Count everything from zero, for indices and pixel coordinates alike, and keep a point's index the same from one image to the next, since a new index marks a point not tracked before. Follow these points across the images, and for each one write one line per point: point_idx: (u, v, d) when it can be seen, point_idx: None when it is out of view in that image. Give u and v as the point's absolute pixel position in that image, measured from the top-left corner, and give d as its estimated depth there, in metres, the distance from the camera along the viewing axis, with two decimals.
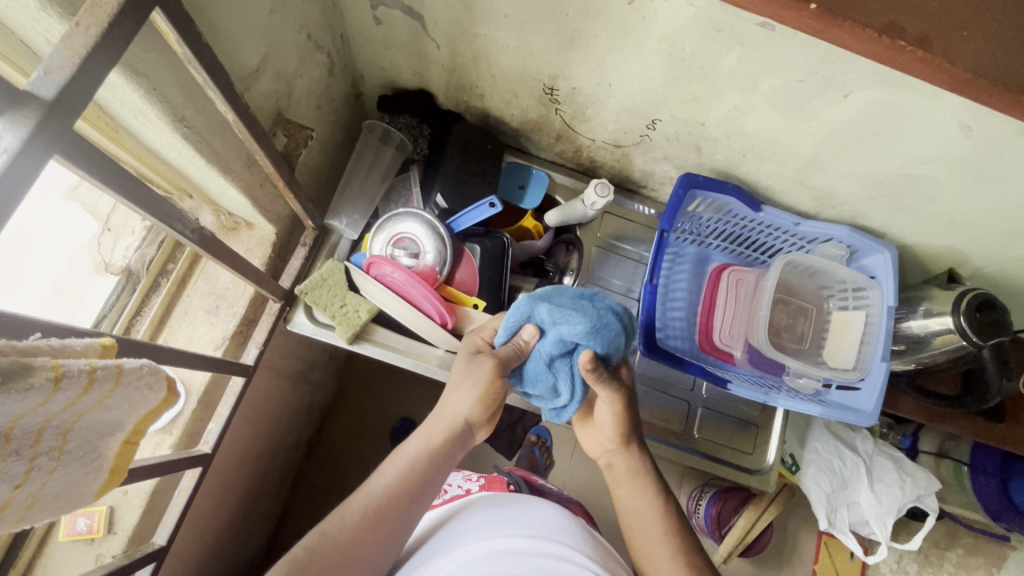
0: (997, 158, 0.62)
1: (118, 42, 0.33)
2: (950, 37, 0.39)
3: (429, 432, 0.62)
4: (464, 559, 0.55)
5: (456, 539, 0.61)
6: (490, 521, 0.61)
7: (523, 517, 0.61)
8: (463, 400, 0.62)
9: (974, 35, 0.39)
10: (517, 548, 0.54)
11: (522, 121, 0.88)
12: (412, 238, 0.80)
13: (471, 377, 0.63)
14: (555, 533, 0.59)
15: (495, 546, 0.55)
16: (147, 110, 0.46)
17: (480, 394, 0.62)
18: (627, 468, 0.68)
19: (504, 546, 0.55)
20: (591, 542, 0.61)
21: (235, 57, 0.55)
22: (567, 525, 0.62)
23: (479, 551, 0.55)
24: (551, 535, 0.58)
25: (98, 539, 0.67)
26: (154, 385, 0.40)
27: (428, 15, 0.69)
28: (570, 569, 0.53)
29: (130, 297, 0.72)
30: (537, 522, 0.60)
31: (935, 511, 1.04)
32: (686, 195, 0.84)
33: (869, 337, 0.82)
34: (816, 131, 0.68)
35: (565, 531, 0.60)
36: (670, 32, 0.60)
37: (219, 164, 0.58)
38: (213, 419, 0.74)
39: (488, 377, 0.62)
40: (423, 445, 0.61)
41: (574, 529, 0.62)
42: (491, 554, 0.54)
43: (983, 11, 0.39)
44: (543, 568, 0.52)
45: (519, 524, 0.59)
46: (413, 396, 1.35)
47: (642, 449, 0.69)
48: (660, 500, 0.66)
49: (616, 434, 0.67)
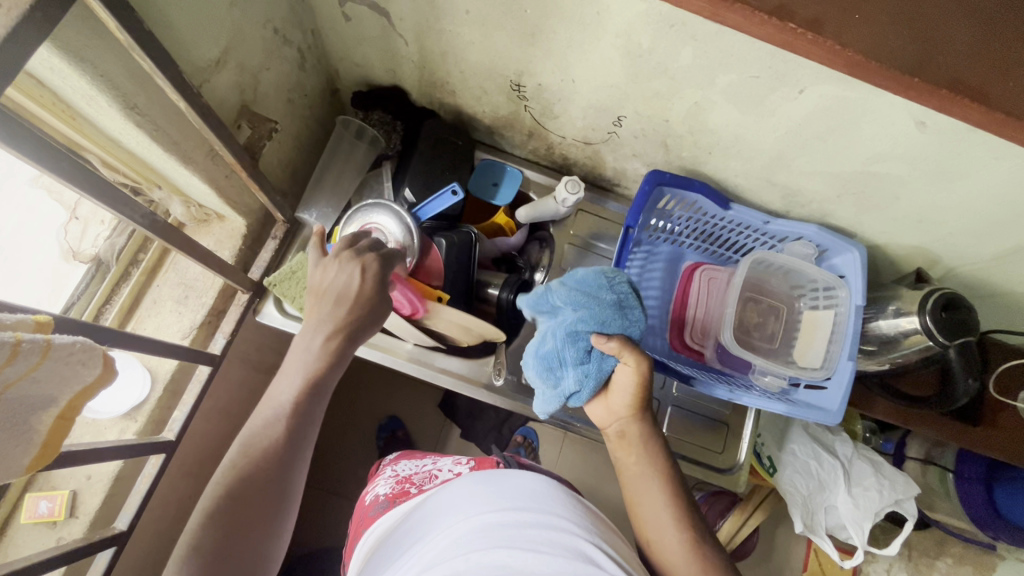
0: (951, 156, 0.61)
1: (42, 24, 0.35)
2: (845, 20, 0.35)
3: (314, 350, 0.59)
4: (454, 534, 0.55)
5: (444, 515, 0.60)
6: (480, 493, 0.61)
7: (511, 487, 0.61)
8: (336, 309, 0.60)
9: (872, 18, 0.35)
10: (510, 520, 0.55)
11: (494, 119, 0.88)
12: (379, 229, 0.81)
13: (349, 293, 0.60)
14: (546, 500, 0.59)
15: (488, 520, 0.55)
16: (97, 96, 0.47)
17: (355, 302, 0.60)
18: (638, 436, 0.65)
19: (495, 519, 0.55)
20: (582, 510, 0.61)
21: (190, 48, 0.56)
22: (554, 492, 0.62)
23: (471, 525, 0.55)
24: (541, 504, 0.58)
25: (60, 523, 0.68)
26: (87, 361, 0.42)
27: (394, 11, 0.70)
28: (564, 536, 0.54)
29: (99, 286, 0.73)
30: (525, 491, 0.60)
31: (913, 516, 1.01)
32: (654, 191, 0.83)
33: (837, 336, 0.82)
34: (776, 127, 0.68)
35: (554, 499, 0.60)
36: (624, 28, 0.60)
37: (178, 153, 0.59)
38: (179, 407, 0.75)
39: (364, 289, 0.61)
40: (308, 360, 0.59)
41: (562, 496, 0.62)
42: (483, 528, 0.54)
43: None
44: (536, 539, 0.53)
45: (510, 495, 0.59)
46: (399, 395, 1.35)
47: (653, 421, 0.66)
48: (665, 472, 0.63)
49: (632, 402, 0.64)
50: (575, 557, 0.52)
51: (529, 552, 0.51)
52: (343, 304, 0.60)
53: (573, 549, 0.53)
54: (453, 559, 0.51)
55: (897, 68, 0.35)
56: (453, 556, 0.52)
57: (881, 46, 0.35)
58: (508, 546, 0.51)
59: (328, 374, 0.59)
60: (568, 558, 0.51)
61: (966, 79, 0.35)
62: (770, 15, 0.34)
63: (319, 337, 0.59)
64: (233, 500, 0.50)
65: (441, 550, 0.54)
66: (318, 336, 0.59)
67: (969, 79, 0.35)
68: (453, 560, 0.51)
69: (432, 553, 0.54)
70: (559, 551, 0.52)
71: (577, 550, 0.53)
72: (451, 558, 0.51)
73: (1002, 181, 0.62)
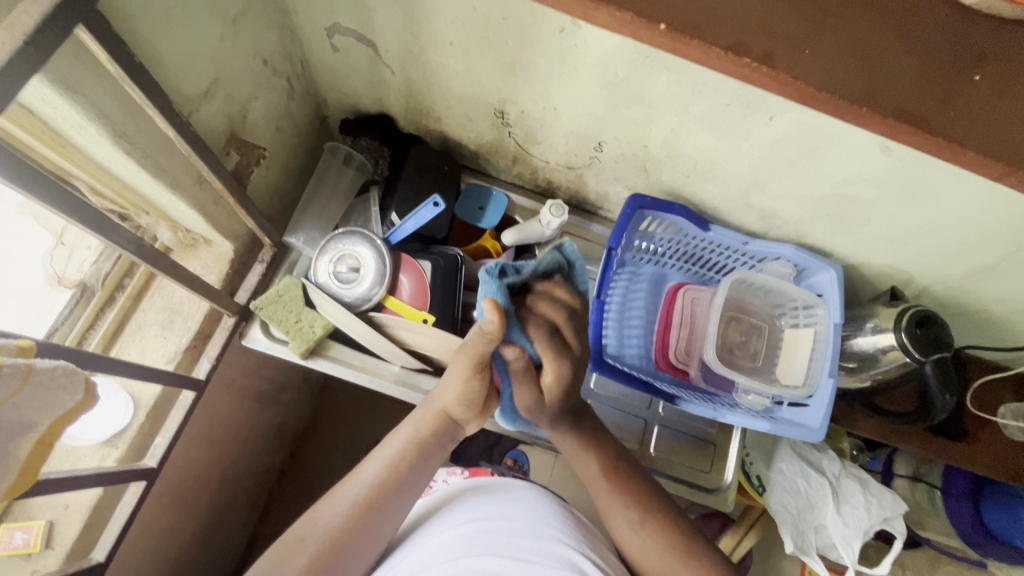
0: (918, 178, 0.63)
1: (34, 59, 0.37)
2: (795, 54, 0.37)
3: (417, 425, 0.63)
4: (447, 540, 0.55)
5: (439, 523, 0.60)
6: (474, 501, 0.61)
7: (505, 496, 0.61)
8: (445, 390, 0.63)
9: (822, 54, 0.37)
10: (502, 527, 0.55)
11: (479, 145, 0.91)
12: (355, 256, 0.83)
13: (449, 375, 0.62)
14: (538, 510, 0.59)
15: (478, 525, 0.56)
16: (87, 125, 0.49)
17: (461, 387, 0.61)
18: (566, 435, 0.67)
19: (488, 525, 0.55)
20: (575, 520, 0.61)
21: (180, 80, 0.58)
22: (550, 506, 0.61)
23: (463, 530, 0.56)
24: (535, 513, 0.58)
25: (35, 555, 0.67)
26: (68, 386, 0.42)
27: (380, 43, 0.73)
28: (554, 544, 0.54)
29: (84, 310, 0.73)
30: (519, 500, 0.60)
31: (901, 535, 0.99)
32: (635, 214, 0.85)
33: (818, 353, 0.83)
34: (750, 152, 0.70)
35: (549, 510, 0.60)
36: (602, 59, 0.63)
37: (166, 180, 0.60)
38: (162, 433, 0.74)
39: (463, 372, 0.61)
40: (410, 436, 0.62)
41: (554, 506, 0.62)
42: (474, 533, 0.54)
43: (837, 22, 0.38)
44: (526, 548, 0.53)
45: (503, 502, 0.59)
46: (387, 419, 1.33)
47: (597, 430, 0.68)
48: (602, 457, 0.66)
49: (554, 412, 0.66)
50: (565, 566, 0.52)
51: (520, 562, 0.51)
52: (447, 385, 0.62)
53: (561, 558, 0.53)
54: (444, 563, 0.52)
55: (845, 97, 0.37)
56: (443, 560, 0.52)
57: (831, 77, 0.37)
58: (497, 553, 0.51)
59: (428, 453, 0.61)
60: (557, 568, 0.51)
61: (912, 106, 0.37)
62: (725, 50, 0.36)
63: (421, 412, 0.64)
64: (303, 547, 0.53)
65: (431, 553, 0.55)
66: (423, 421, 0.63)
67: (913, 107, 0.37)
68: (440, 564, 0.52)
69: (421, 556, 0.55)
70: (548, 560, 0.52)
71: (567, 559, 0.53)
72: (440, 562, 0.52)
73: (963, 201, 0.64)
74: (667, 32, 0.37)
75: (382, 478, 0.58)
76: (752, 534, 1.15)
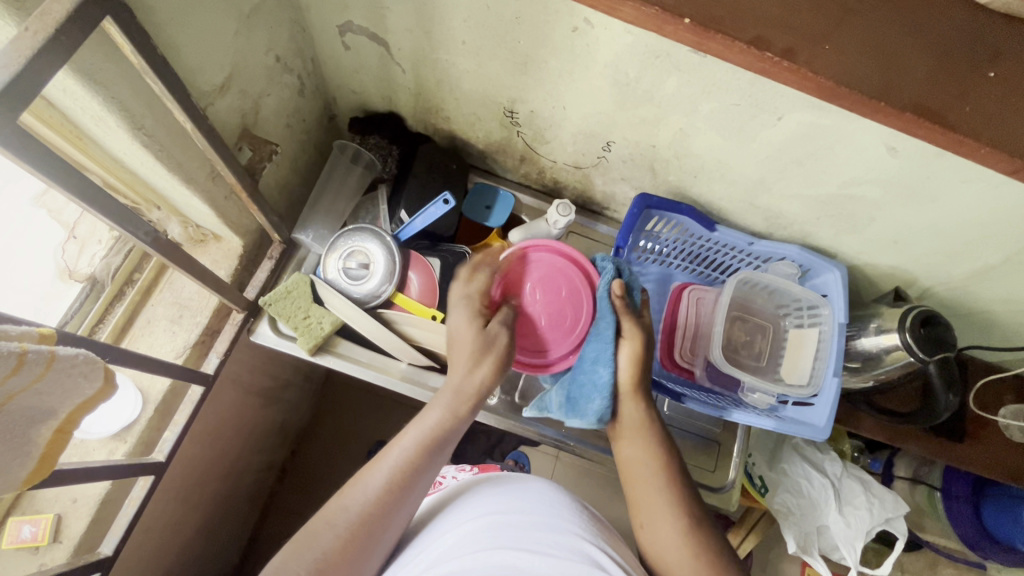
0: (923, 178, 0.64)
1: (63, 47, 0.38)
2: (814, 50, 0.38)
3: (444, 402, 0.64)
4: (465, 534, 0.55)
5: (456, 517, 0.60)
6: (488, 495, 0.61)
7: (520, 491, 0.61)
8: (470, 364, 0.65)
9: (839, 49, 0.38)
10: (519, 521, 0.55)
11: (487, 144, 0.91)
12: (364, 253, 0.83)
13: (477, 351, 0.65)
14: (554, 505, 0.59)
15: (496, 519, 0.56)
16: (107, 117, 0.49)
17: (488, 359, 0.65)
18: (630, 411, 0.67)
19: (506, 519, 0.55)
20: (589, 516, 0.61)
21: (197, 75, 0.59)
22: (564, 501, 0.61)
23: (480, 525, 0.55)
24: (552, 509, 0.58)
25: (43, 548, 0.66)
26: (88, 374, 0.43)
27: (393, 41, 0.73)
28: (571, 538, 0.54)
29: (94, 303, 0.73)
30: (535, 496, 0.60)
31: (903, 536, 0.98)
32: (642, 214, 0.86)
33: (823, 352, 0.84)
34: (757, 152, 0.71)
35: (564, 506, 0.60)
36: (613, 58, 0.64)
37: (181, 173, 0.60)
38: (170, 428, 0.74)
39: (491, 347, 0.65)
40: (437, 413, 0.63)
41: (569, 502, 0.62)
42: (492, 527, 0.55)
43: (851, 19, 0.39)
44: (544, 541, 0.53)
45: (517, 497, 0.60)
46: (390, 419, 1.33)
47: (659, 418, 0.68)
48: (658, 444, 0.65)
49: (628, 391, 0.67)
50: (582, 560, 0.52)
51: (538, 555, 0.51)
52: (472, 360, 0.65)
53: (578, 551, 0.53)
54: (462, 557, 0.52)
55: (861, 92, 0.38)
56: (461, 554, 0.52)
57: (847, 73, 0.38)
58: (515, 546, 0.51)
59: (454, 428, 0.63)
60: (575, 561, 0.51)
61: (925, 102, 0.38)
62: (747, 44, 0.37)
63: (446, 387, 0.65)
64: (337, 526, 0.54)
65: (448, 547, 0.55)
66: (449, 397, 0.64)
67: (927, 102, 0.38)
68: (460, 558, 0.52)
69: (438, 550, 0.55)
70: (565, 553, 0.52)
71: (584, 553, 0.53)
72: (459, 555, 0.52)
73: (967, 201, 0.65)
74: (689, 27, 0.38)
75: (413, 459, 0.59)
76: (753, 535, 1.16)
